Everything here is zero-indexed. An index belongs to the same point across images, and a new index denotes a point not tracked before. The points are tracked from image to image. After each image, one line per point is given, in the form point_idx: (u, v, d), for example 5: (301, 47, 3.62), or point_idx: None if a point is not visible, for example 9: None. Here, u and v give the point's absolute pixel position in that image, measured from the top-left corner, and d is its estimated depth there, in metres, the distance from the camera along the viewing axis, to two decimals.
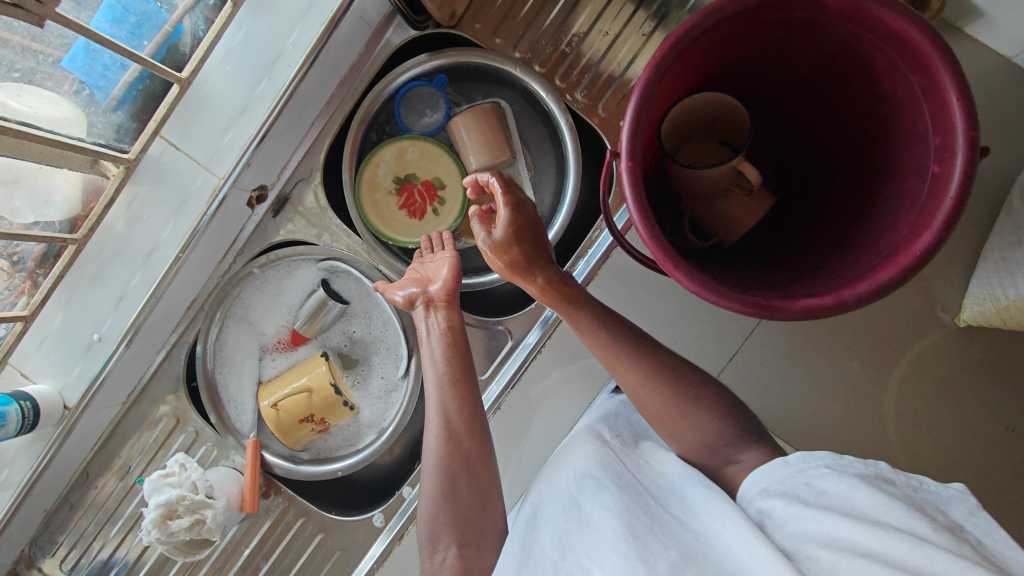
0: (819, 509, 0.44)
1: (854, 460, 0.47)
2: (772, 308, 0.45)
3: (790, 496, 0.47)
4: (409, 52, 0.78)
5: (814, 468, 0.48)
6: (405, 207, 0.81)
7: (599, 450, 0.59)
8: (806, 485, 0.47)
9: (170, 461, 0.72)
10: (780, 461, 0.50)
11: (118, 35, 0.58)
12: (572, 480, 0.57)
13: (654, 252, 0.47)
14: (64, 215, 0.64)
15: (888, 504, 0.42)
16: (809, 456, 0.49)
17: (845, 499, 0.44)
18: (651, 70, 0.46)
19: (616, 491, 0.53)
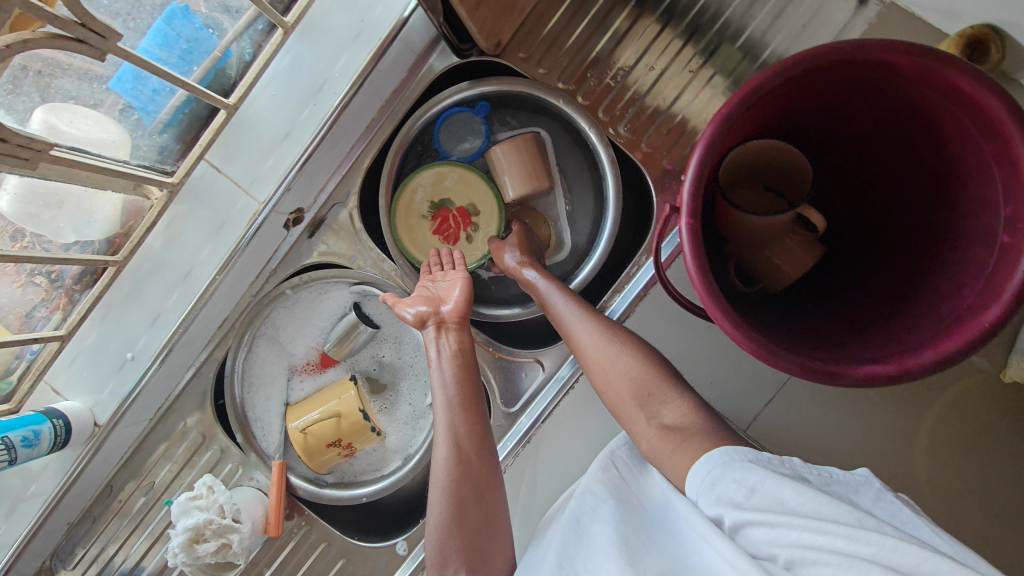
0: (758, 510, 0.43)
1: (772, 456, 0.47)
2: (831, 374, 0.44)
3: (727, 499, 0.45)
4: (451, 78, 0.77)
5: (739, 461, 0.46)
6: (441, 234, 0.79)
7: (599, 470, 0.59)
8: (733, 481, 0.45)
9: (198, 482, 0.72)
10: (707, 458, 0.48)
11: (167, 61, 0.58)
12: (572, 499, 0.57)
13: (711, 311, 0.46)
14: (104, 234, 0.64)
15: (819, 499, 0.42)
16: (732, 451, 0.48)
17: (775, 494, 0.43)
18: (716, 126, 0.45)
19: (613, 508, 0.53)
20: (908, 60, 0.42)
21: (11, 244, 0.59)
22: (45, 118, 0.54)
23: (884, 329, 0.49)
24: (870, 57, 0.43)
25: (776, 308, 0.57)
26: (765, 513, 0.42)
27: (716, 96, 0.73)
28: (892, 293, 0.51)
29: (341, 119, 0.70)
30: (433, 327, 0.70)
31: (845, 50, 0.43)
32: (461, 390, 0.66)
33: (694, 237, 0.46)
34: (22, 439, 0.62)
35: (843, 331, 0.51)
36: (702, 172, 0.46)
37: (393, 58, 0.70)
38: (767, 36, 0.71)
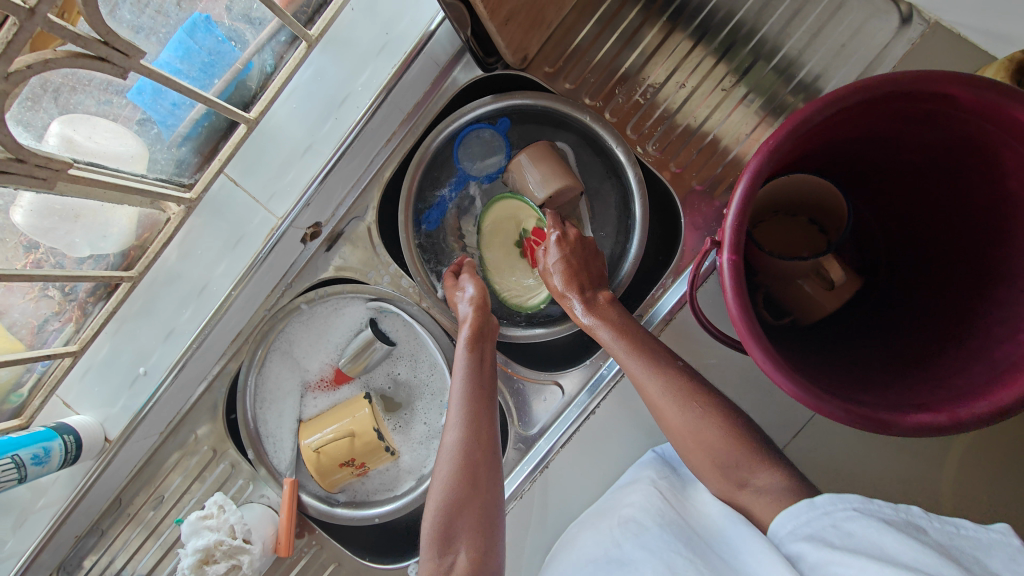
0: (847, 552, 0.42)
1: (884, 505, 0.46)
2: (881, 423, 0.42)
3: (819, 539, 0.44)
4: (474, 92, 0.75)
5: (842, 510, 0.45)
6: (533, 261, 0.77)
7: (646, 494, 0.57)
8: (832, 526, 0.45)
9: (209, 501, 0.69)
10: (806, 501, 0.47)
11: (187, 73, 0.56)
12: (616, 524, 0.56)
13: (752, 350, 0.43)
14: (119, 248, 0.62)
15: (924, 554, 0.39)
16: (837, 499, 0.46)
17: (873, 542, 0.42)
18: (762, 158, 0.43)
19: (660, 533, 0.52)
20: (971, 92, 0.39)
21: (25, 257, 0.57)
22: (62, 129, 0.52)
23: (930, 370, 0.46)
24: (930, 88, 0.40)
25: (811, 343, 0.54)
26: (852, 556, 0.41)
27: (749, 116, 0.71)
28: (938, 331, 0.49)
29: (363, 133, 0.69)
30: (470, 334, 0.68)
31: (902, 81, 0.40)
32: (479, 412, 0.63)
33: (737, 273, 0.44)
34: (33, 456, 0.61)
35: (885, 370, 0.48)
36: (748, 204, 0.43)
37: (417, 72, 0.68)
38: (804, 55, 0.69)
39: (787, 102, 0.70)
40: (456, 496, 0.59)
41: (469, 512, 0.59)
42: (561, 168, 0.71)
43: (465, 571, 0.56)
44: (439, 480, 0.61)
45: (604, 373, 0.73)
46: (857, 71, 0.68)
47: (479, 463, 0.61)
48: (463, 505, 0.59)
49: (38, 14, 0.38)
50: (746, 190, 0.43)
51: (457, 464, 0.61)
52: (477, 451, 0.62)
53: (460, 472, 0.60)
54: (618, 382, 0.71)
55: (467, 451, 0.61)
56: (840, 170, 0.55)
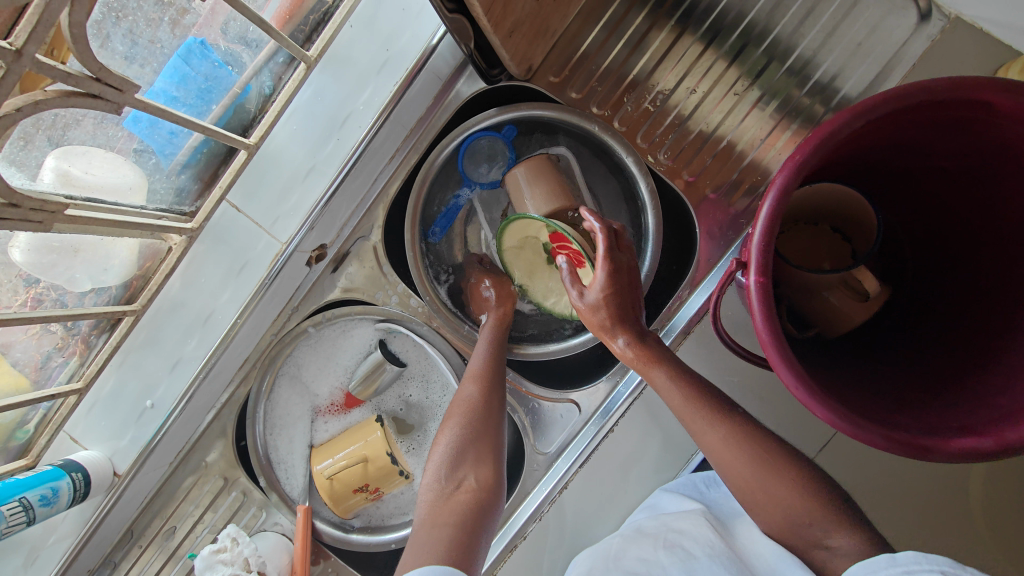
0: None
1: (982, 574, 0.38)
2: (924, 449, 0.39)
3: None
4: (477, 105, 0.73)
5: (927, 571, 0.40)
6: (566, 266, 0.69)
7: (694, 521, 0.57)
8: None
9: (222, 533, 0.69)
10: (886, 555, 0.43)
11: (184, 100, 0.55)
12: (662, 548, 0.56)
13: (784, 376, 0.41)
14: (121, 280, 0.61)
15: None
16: (923, 558, 0.41)
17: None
18: (788, 174, 0.41)
19: (708, 562, 0.52)
20: (1009, 99, 0.37)
21: (25, 293, 0.56)
22: (57, 164, 0.51)
23: (969, 389, 0.44)
24: (967, 95, 0.38)
25: (840, 362, 0.52)
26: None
27: (763, 121, 0.69)
28: (975, 345, 0.46)
29: (367, 150, 0.66)
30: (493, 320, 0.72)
31: (936, 89, 0.38)
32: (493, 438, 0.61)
33: (768, 295, 0.41)
34: (40, 497, 0.59)
35: (921, 389, 0.46)
36: (777, 223, 0.41)
37: (420, 87, 0.66)
38: (819, 56, 0.67)
39: (802, 104, 0.68)
40: (467, 431, 0.61)
41: (478, 449, 0.60)
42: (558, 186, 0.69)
43: (469, 494, 0.56)
44: (450, 421, 0.63)
45: (622, 390, 0.72)
46: (874, 69, 0.66)
47: (492, 413, 0.63)
48: (471, 443, 0.60)
49: (25, 55, 0.36)
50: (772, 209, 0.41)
51: (473, 409, 0.62)
52: (491, 400, 0.63)
53: (472, 412, 0.62)
54: (636, 398, 0.70)
55: (481, 399, 0.63)
56: (865, 177, 0.53)
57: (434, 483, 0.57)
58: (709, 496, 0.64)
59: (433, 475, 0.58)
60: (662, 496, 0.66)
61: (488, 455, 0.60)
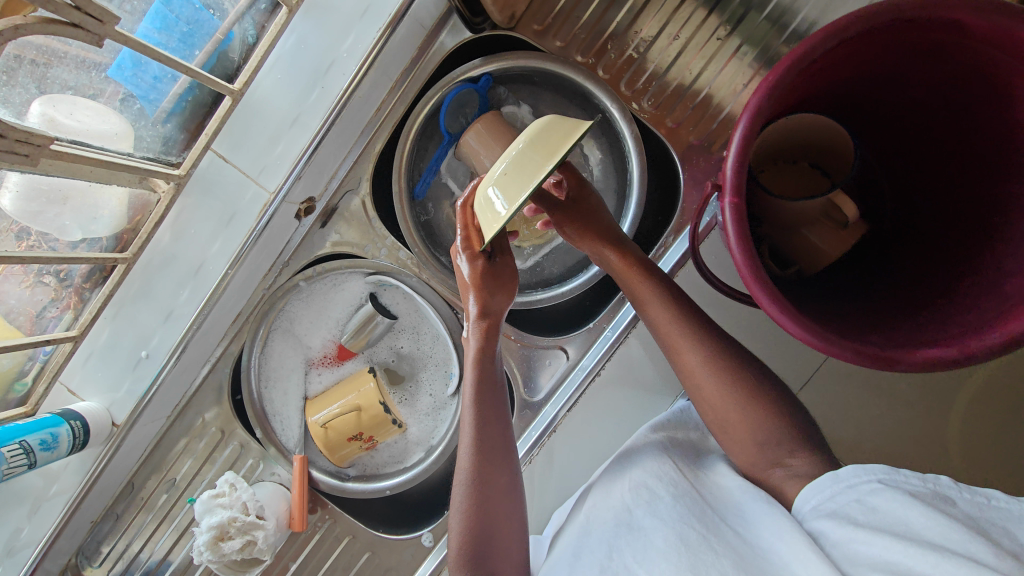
0: (870, 530, 0.41)
1: (912, 475, 0.44)
2: (889, 359, 0.41)
3: (838, 515, 0.43)
4: (464, 56, 0.73)
5: (866, 483, 0.44)
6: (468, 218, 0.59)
7: (657, 457, 0.59)
8: (856, 501, 0.44)
9: (220, 480, 0.70)
10: (830, 475, 0.47)
11: (167, 44, 0.55)
12: (627, 490, 0.57)
13: (757, 296, 0.43)
14: (111, 230, 0.62)
15: (950, 529, 0.38)
16: (860, 470, 0.45)
17: (897, 517, 0.41)
18: (761, 96, 0.42)
19: (672, 503, 0.53)
20: (980, 17, 0.38)
21: (18, 244, 0.57)
22: (43, 110, 0.52)
23: (938, 308, 0.45)
24: (940, 15, 0.39)
25: (821, 294, 0.53)
26: (879, 535, 0.40)
27: (744, 68, 0.69)
28: (948, 271, 0.48)
29: (353, 99, 0.65)
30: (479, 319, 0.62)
31: (909, 10, 0.39)
32: (503, 487, 0.57)
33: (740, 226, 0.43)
34: (40, 442, 0.61)
35: (897, 309, 0.48)
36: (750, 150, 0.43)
37: (402, 35, 0.66)
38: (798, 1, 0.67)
39: (781, 53, 0.69)
40: (477, 471, 0.56)
41: (499, 531, 0.55)
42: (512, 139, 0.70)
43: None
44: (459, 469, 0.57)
45: (607, 334, 0.73)
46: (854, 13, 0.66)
47: (500, 489, 0.57)
48: (494, 514, 0.56)
49: None
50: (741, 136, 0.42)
51: (482, 493, 0.55)
52: (493, 427, 0.59)
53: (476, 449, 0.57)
54: (623, 342, 0.72)
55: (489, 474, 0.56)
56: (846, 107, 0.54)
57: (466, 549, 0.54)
58: (677, 421, 0.66)
59: (459, 540, 0.54)
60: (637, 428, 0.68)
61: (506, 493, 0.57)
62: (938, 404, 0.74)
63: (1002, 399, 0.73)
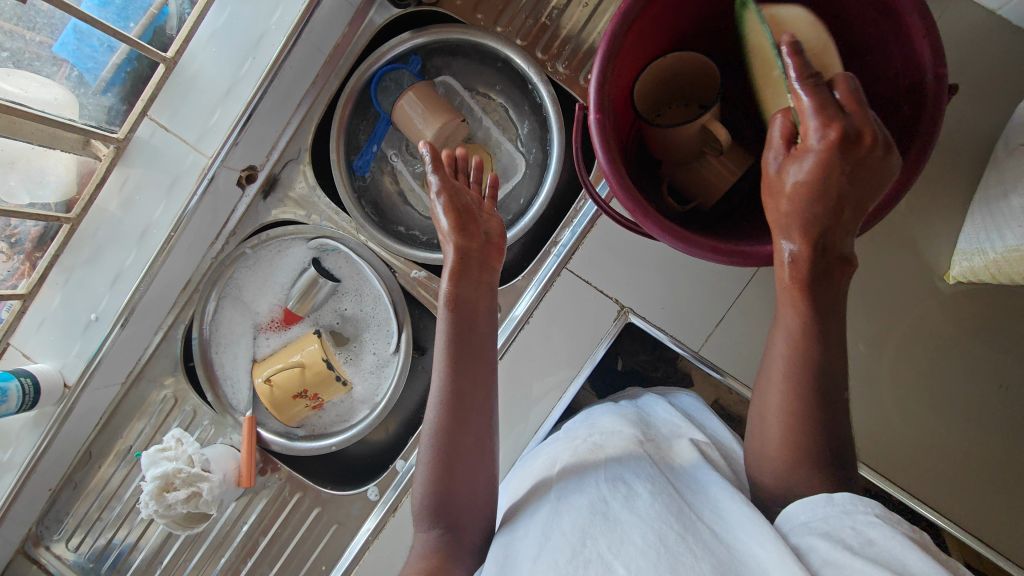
0: (865, 559, 0.35)
1: (903, 522, 0.39)
2: (744, 254, 0.45)
3: (831, 538, 0.37)
4: (392, 33, 0.79)
5: (863, 513, 0.38)
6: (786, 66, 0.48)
7: (632, 450, 0.54)
8: (852, 529, 0.38)
9: (167, 436, 0.73)
10: (825, 496, 0.41)
11: (105, 18, 0.62)
12: (603, 479, 0.50)
13: (650, 226, 0.46)
14: (59, 196, 0.67)
15: None
16: (857, 500, 0.40)
17: (891, 552, 0.35)
18: (617, 21, 0.46)
19: (649, 497, 0.47)
20: None
21: None
22: None
23: None
24: None
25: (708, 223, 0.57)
26: (873, 565, 0.34)
27: None
28: None
29: (283, 70, 0.70)
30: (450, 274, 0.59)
31: None
32: (462, 454, 0.54)
33: (780, 190, 0.40)
34: None
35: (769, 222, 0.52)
36: (826, 115, 0.37)
37: (327, 9, 0.70)
38: None
39: None
40: (446, 434, 0.54)
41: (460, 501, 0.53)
42: (444, 105, 0.76)
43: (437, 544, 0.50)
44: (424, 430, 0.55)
45: (534, 285, 0.77)
46: None
47: (462, 456, 0.54)
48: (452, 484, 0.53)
49: None
50: (798, 66, 0.38)
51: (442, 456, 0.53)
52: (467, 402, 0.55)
53: (448, 413, 0.55)
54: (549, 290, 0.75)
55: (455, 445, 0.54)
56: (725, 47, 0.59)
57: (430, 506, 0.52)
58: (647, 420, 0.61)
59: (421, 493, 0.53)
60: (604, 418, 0.62)
61: (474, 454, 0.55)
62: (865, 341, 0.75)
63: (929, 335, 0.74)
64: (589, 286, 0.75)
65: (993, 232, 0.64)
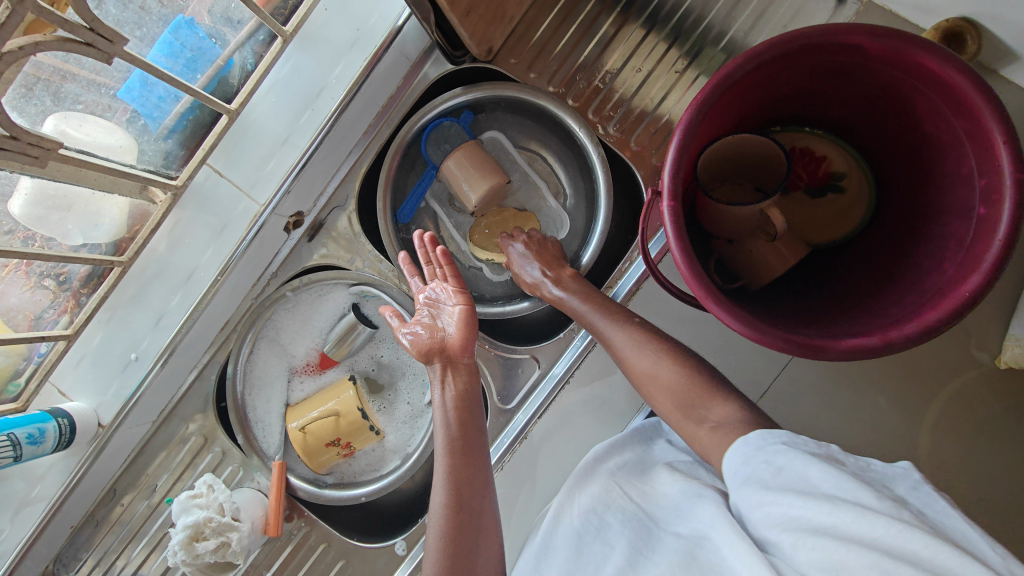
0: (781, 490, 0.43)
1: (809, 439, 0.47)
2: (818, 348, 0.44)
3: (753, 481, 0.46)
4: (446, 85, 0.79)
5: (772, 444, 0.46)
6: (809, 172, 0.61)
7: (605, 484, 0.61)
8: (765, 464, 0.46)
9: (198, 481, 0.72)
10: (741, 441, 0.49)
11: (173, 69, 0.61)
12: (578, 515, 0.59)
13: (713, 310, 0.46)
14: (110, 237, 0.66)
15: (842, 480, 0.42)
16: (767, 435, 0.47)
17: (799, 475, 0.43)
18: (692, 111, 0.46)
19: (621, 530, 0.55)
20: (876, 42, 0.44)
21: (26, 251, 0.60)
22: (56, 124, 0.56)
23: (871, 308, 0.49)
24: (842, 39, 0.44)
25: (766, 302, 0.57)
26: (783, 493, 0.43)
27: None
28: (888, 278, 0.52)
29: (337, 125, 0.72)
30: (438, 363, 0.68)
31: (813, 35, 0.44)
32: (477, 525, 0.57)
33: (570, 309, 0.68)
34: (27, 435, 0.64)
35: (833, 309, 0.52)
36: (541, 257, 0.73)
37: (387, 66, 0.72)
38: (749, 36, 0.73)
39: None
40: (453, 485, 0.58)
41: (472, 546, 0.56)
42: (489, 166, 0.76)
43: None
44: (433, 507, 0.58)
45: (576, 344, 0.77)
46: None
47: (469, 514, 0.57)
48: (466, 541, 0.56)
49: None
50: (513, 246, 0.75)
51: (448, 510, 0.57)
52: (463, 453, 0.61)
53: (454, 500, 0.57)
54: (591, 351, 0.75)
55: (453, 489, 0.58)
56: (787, 119, 0.59)
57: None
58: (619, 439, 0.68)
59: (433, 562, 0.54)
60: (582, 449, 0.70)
61: (475, 533, 0.57)
62: (915, 419, 0.73)
63: (981, 416, 0.72)
64: None
65: None
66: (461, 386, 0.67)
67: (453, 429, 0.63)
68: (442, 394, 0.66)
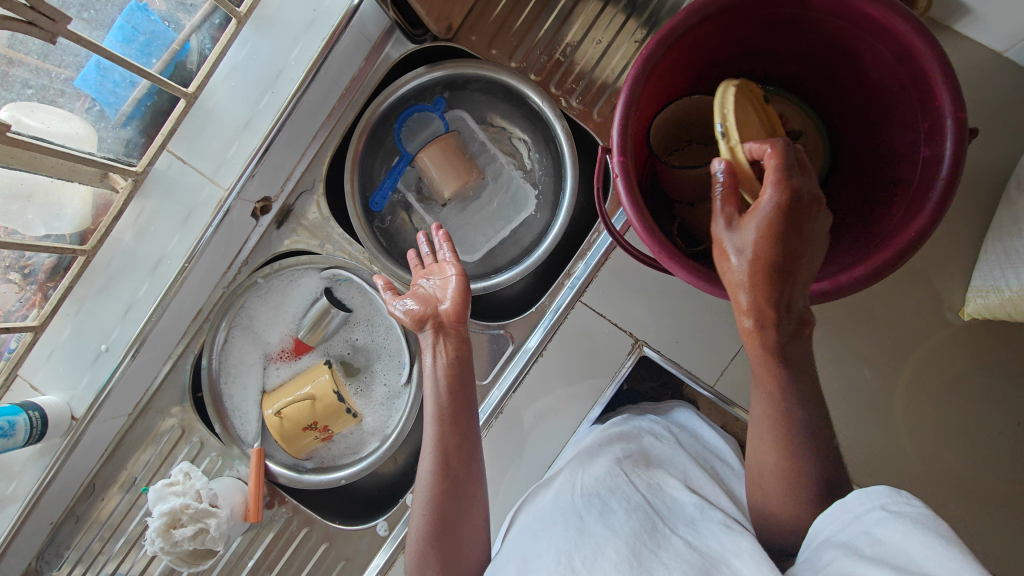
0: (868, 557, 0.37)
1: (915, 502, 0.40)
2: None
3: (845, 545, 0.40)
4: (408, 66, 0.80)
5: (871, 511, 0.41)
6: None
7: (610, 469, 0.59)
8: (863, 533, 0.40)
9: (175, 469, 0.72)
10: (840, 505, 0.44)
11: (128, 54, 0.61)
12: (579, 495, 0.57)
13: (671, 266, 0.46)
14: (75, 228, 0.66)
15: (945, 553, 0.34)
16: (865, 497, 0.42)
17: (899, 547, 0.36)
18: (639, 67, 0.47)
19: (625, 513, 0.53)
20: None
21: None
22: (10, 114, 0.57)
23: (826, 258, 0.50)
24: None
25: None
26: (872, 561, 0.36)
27: None
28: (844, 229, 0.52)
29: (297, 109, 0.71)
30: (430, 330, 0.64)
31: None
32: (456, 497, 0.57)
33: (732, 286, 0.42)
34: None
35: None
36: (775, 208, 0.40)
37: (347, 44, 0.72)
38: None
39: None
40: (446, 485, 0.57)
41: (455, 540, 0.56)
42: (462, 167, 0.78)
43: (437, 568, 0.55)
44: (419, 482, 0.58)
45: (549, 316, 0.77)
46: None
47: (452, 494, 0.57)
48: (448, 532, 0.56)
49: None
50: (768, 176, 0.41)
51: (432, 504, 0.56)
52: (457, 446, 0.59)
53: (438, 479, 0.57)
54: (563, 324, 0.75)
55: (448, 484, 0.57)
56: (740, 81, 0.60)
57: (423, 551, 0.55)
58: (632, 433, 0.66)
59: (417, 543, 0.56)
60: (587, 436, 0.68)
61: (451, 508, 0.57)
62: (885, 376, 0.74)
63: (951, 370, 0.73)
64: (602, 319, 0.75)
65: (1008, 268, 0.64)
66: (453, 353, 0.63)
67: (447, 411, 0.60)
68: (434, 362, 0.62)
